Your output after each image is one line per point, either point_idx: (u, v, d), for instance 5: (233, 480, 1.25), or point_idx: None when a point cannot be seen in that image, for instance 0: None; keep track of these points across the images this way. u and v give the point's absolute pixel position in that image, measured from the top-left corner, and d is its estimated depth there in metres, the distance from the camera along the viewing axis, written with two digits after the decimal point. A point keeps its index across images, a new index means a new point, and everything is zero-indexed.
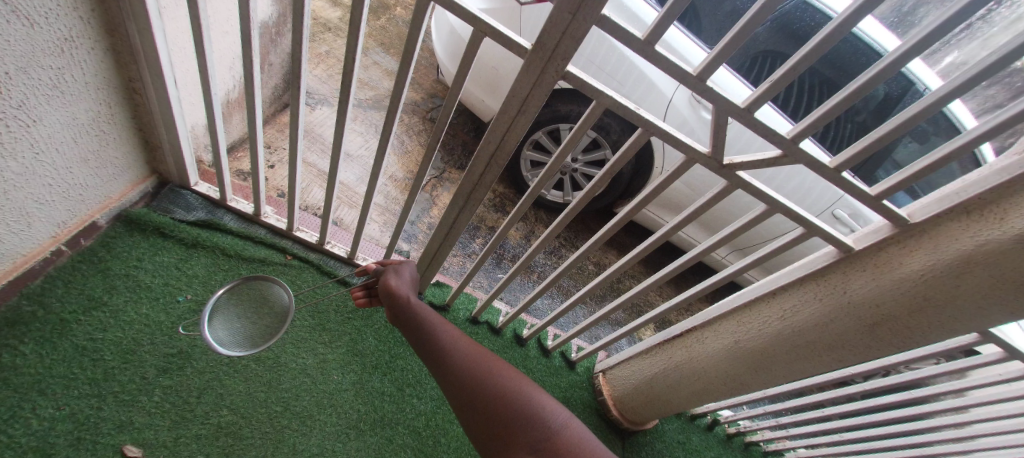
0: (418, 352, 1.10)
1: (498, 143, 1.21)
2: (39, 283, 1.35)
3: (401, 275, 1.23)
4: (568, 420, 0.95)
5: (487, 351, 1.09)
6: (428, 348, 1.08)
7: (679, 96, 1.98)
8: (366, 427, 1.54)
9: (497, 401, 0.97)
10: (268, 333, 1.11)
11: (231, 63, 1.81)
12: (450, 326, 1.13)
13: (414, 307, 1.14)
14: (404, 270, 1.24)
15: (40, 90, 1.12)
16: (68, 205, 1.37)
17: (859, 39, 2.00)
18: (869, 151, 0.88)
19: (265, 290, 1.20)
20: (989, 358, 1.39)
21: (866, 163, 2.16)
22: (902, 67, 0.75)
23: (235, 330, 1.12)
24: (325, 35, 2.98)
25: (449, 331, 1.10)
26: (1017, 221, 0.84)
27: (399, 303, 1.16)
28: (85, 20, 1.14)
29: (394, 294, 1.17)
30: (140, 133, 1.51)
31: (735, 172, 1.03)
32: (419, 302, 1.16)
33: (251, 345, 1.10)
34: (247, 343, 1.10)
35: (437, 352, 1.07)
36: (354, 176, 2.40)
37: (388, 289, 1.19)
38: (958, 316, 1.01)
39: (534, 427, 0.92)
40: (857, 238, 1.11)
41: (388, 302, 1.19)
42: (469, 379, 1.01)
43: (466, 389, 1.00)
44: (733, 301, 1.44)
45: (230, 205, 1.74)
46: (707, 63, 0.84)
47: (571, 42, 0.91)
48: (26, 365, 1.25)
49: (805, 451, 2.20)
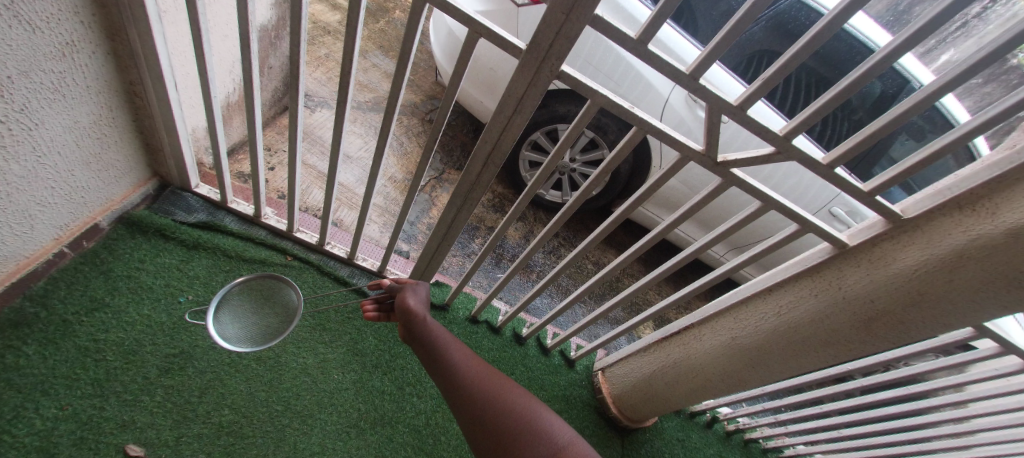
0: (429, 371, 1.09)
1: (495, 142, 1.22)
2: (42, 285, 1.37)
3: (418, 296, 1.19)
4: (573, 439, 0.98)
5: (496, 372, 1.09)
6: (442, 369, 1.07)
7: (676, 95, 1.99)
8: (366, 426, 1.55)
9: (512, 424, 0.97)
10: (270, 333, 1.11)
11: (232, 67, 1.82)
12: (461, 346, 1.13)
13: (431, 329, 1.12)
14: (420, 290, 1.21)
15: (42, 94, 1.14)
16: (71, 208, 1.39)
17: (854, 37, 2.02)
18: (861, 147, 0.89)
19: (274, 291, 1.20)
20: (985, 353, 1.40)
21: (862, 160, 2.18)
22: (892, 64, 0.76)
23: (241, 328, 1.12)
24: (325, 37, 3.00)
25: (461, 351, 1.10)
26: (1008, 215, 0.85)
27: (415, 323, 1.12)
28: (86, 25, 1.16)
29: (411, 315, 1.13)
30: (141, 136, 1.52)
31: (730, 169, 1.04)
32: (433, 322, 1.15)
33: (253, 342, 1.09)
34: (253, 341, 1.10)
35: (451, 373, 1.06)
36: (353, 177, 2.41)
37: (406, 309, 1.14)
38: (951, 310, 1.02)
39: (541, 443, 0.95)
40: (852, 234, 1.12)
41: (403, 321, 1.15)
42: (485, 401, 1.01)
43: (477, 407, 1.00)
44: (730, 298, 1.45)
45: (230, 207, 1.76)
46: (700, 61, 0.85)
47: (566, 42, 0.93)
48: (29, 366, 1.27)
49: (804, 448, 2.21)
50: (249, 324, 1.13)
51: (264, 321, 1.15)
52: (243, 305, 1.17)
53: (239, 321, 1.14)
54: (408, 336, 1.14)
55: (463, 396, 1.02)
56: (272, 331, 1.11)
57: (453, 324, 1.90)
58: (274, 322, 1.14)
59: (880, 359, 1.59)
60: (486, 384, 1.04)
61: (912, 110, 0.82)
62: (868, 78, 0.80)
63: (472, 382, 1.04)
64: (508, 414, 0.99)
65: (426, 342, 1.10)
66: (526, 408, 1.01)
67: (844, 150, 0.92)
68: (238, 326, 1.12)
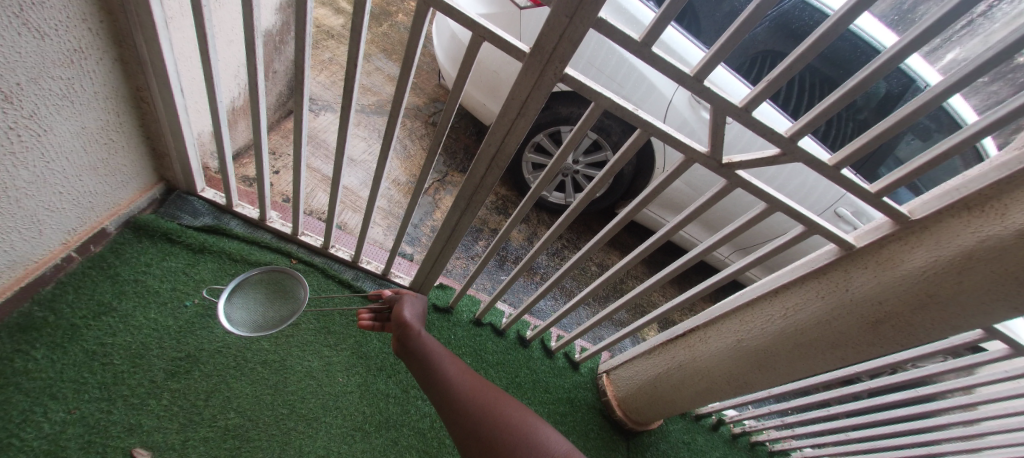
0: (422, 384, 1.10)
1: (499, 145, 1.22)
2: (50, 289, 1.38)
3: (413, 307, 1.25)
4: (570, 451, 0.95)
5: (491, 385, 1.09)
6: (435, 381, 1.08)
7: (680, 96, 1.98)
8: (371, 429, 1.55)
9: (508, 440, 0.95)
10: (272, 324, 1.12)
11: (236, 72, 1.84)
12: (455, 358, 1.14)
13: (425, 341, 1.15)
14: (416, 302, 1.27)
15: (52, 100, 1.15)
16: (78, 213, 1.40)
17: (860, 37, 2.01)
18: (867, 148, 0.89)
19: (287, 286, 1.21)
20: (994, 355, 1.39)
21: (868, 161, 2.15)
22: (899, 64, 0.76)
23: (247, 314, 1.14)
24: (328, 41, 3.01)
25: (454, 363, 1.12)
26: (1017, 216, 0.84)
27: (409, 336, 1.17)
28: (94, 32, 1.17)
29: (406, 326, 1.18)
30: (147, 141, 1.53)
31: (734, 171, 1.04)
32: (427, 335, 1.18)
33: (254, 330, 1.11)
34: (256, 330, 1.11)
35: (445, 386, 1.06)
36: (357, 180, 2.42)
37: (401, 320, 1.19)
38: (960, 312, 1.01)
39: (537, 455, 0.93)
40: (859, 235, 1.11)
41: (397, 333, 1.19)
42: (479, 413, 1.00)
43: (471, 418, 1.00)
44: (735, 300, 1.44)
45: (235, 210, 1.76)
46: (705, 63, 0.85)
47: (569, 45, 0.93)
48: (37, 370, 1.28)
49: (811, 450, 2.19)
50: (256, 312, 1.15)
51: (270, 311, 1.16)
52: (254, 294, 1.19)
53: (246, 308, 1.16)
54: (402, 349, 1.17)
55: (456, 409, 1.02)
56: (276, 320, 1.12)
57: (457, 326, 1.90)
58: (279, 313, 1.15)
59: (887, 360, 1.57)
60: (481, 398, 1.03)
61: (920, 110, 0.82)
62: (875, 78, 0.79)
63: (466, 395, 1.04)
64: (503, 427, 0.97)
65: (420, 354, 1.13)
66: (522, 421, 0.99)
67: (851, 151, 0.91)
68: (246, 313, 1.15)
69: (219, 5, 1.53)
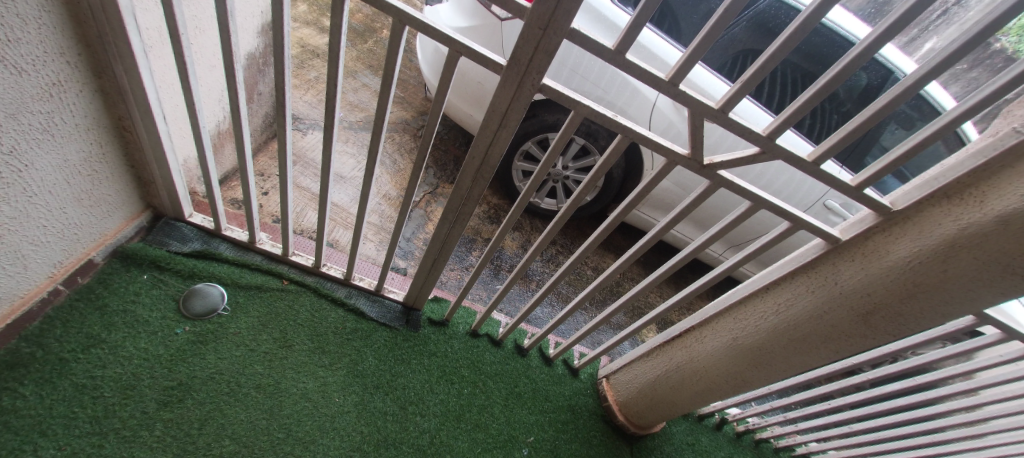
0: None
1: (483, 157, 1.22)
2: (37, 325, 1.36)
3: None
4: None
5: None
6: None
7: (663, 100, 2.00)
8: (369, 448, 1.53)
9: None
10: (206, 296, 1.60)
11: (220, 95, 1.84)
12: None
13: None
14: None
15: (31, 135, 1.14)
16: (64, 245, 1.39)
17: (835, 32, 2.04)
18: (844, 143, 0.90)
19: (209, 303, 1.59)
20: (989, 340, 1.37)
21: (853, 152, 2.17)
22: (870, 57, 0.77)
23: (201, 303, 1.58)
24: (313, 60, 3.03)
25: None
26: (996, 203, 0.86)
27: None
28: (72, 65, 1.17)
29: None
30: (133, 170, 1.52)
31: (716, 172, 1.04)
32: None
33: (195, 295, 1.59)
34: (197, 297, 1.59)
35: None
36: (347, 196, 2.42)
37: None
38: (947, 299, 1.02)
39: None
40: (844, 228, 1.11)
41: None
42: None
43: None
44: (728, 298, 1.43)
45: (224, 234, 1.76)
46: (678, 67, 0.86)
47: (545, 57, 0.94)
48: (25, 407, 1.26)
49: (815, 444, 2.20)
50: (200, 303, 1.58)
51: (206, 302, 1.59)
52: (201, 303, 1.58)
53: (198, 302, 1.58)
54: None
55: None
56: (206, 298, 1.60)
57: (453, 339, 1.88)
58: (206, 302, 1.59)
59: (884, 350, 1.57)
60: None
61: (893, 103, 0.83)
62: (848, 72, 0.80)
63: None
64: None
65: None
66: None
67: (830, 145, 0.92)
68: (221, 308, 1.60)
69: (197, 31, 1.53)
